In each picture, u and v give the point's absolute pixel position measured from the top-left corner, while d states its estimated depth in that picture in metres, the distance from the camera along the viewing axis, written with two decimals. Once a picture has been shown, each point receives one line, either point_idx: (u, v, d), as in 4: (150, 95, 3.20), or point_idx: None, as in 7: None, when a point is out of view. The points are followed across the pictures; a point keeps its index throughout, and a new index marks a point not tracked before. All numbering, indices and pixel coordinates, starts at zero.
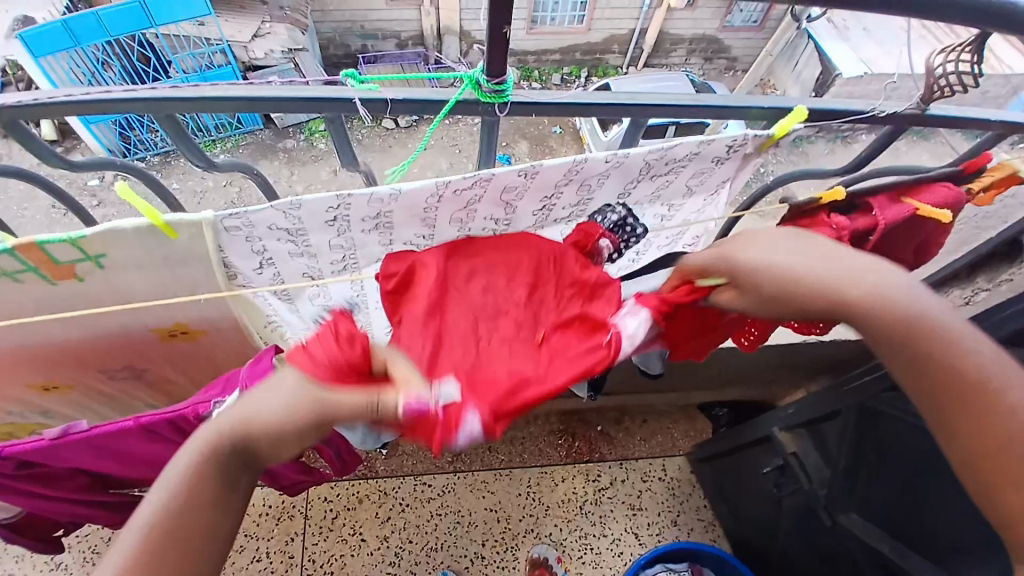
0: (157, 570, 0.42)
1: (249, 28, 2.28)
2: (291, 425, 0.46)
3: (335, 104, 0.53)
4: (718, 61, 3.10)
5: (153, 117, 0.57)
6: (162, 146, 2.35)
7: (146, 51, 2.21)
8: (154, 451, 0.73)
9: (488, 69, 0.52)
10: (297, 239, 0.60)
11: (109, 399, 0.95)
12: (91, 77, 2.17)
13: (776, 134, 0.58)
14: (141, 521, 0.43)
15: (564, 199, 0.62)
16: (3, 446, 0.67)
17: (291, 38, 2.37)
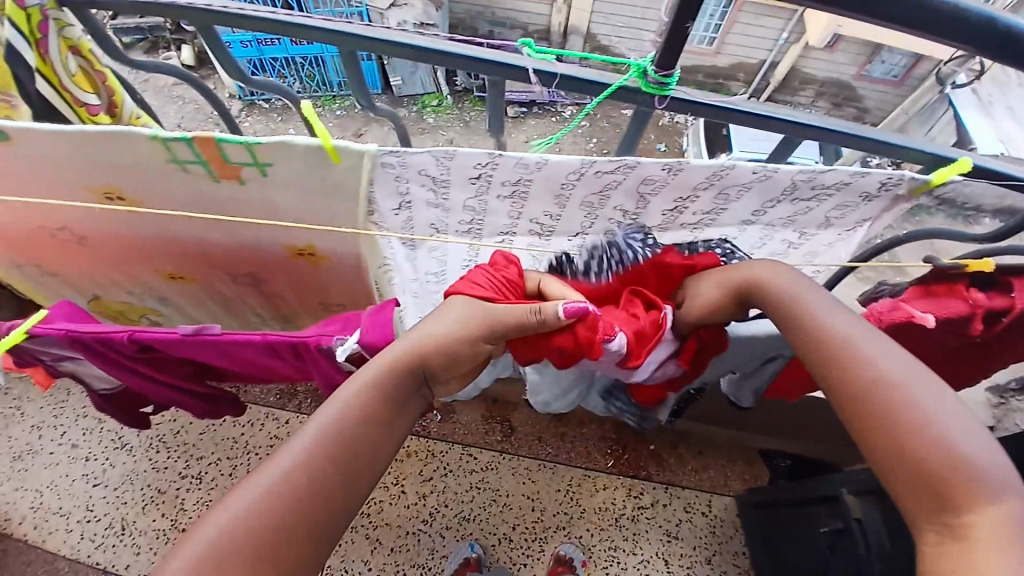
0: (314, 493, 0.48)
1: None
2: (465, 335, 0.61)
3: (504, 70, 0.57)
4: (847, 109, 2.95)
5: (342, 52, 0.63)
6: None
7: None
8: (265, 363, 0.80)
9: (658, 60, 0.53)
10: (438, 189, 0.64)
11: (223, 301, 1.04)
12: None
13: (933, 181, 0.55)
14: (294, 449, 0.49)
15: (697, 203, 0.63)
16: (141, 331, 0.75)
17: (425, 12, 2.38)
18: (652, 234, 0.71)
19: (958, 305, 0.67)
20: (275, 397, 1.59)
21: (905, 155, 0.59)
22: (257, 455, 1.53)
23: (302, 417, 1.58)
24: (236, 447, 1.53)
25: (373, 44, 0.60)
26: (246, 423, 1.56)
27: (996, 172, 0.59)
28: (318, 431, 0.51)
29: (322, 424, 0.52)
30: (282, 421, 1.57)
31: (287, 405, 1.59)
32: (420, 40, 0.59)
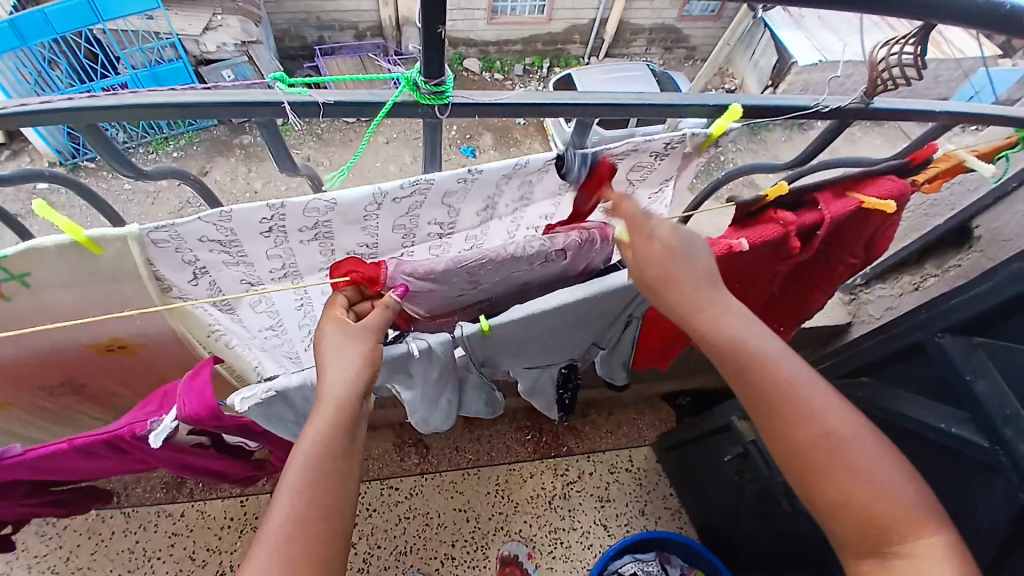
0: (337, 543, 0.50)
1: (200, 21, 2.22)
2: (366, 371, 0.54)
3: (262, 109, 0.52)
4: (678, 50, 3.14)
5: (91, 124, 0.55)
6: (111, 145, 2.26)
7: (94, 47, 2.13)
8: (93, 462, 0.69)
9: (423, 70, 0.50)
10: (230, 250, 0.58)
11: (46, 421, 0.89)
12: (37, 77, 2.07)
13: (714, 134, 0.58)
14: (273, 531, 0.48)
15: (507, 198, 0.62)
16: None
17: (244, 30, 2.28)
18: (477, 235, 0.69)
19: (772, 229, 0.67)
20: (161, 492, 1.43)
21: (689, 110, 0.60)
22: (159, 560, 1.37)
23: (198, 504, 1.43)
24: (133, 557, 1.37)
25: (119, 111, 0.53)
26: (136, 529, 1.39)
27: (778, 108, 0.62)
28: (304, 463, 0.51)
29: (295, 478, 0.50)
30: (177, 516, 1.41)
31: (178, 496, 1.43)
32: (165, 95, 0.52)
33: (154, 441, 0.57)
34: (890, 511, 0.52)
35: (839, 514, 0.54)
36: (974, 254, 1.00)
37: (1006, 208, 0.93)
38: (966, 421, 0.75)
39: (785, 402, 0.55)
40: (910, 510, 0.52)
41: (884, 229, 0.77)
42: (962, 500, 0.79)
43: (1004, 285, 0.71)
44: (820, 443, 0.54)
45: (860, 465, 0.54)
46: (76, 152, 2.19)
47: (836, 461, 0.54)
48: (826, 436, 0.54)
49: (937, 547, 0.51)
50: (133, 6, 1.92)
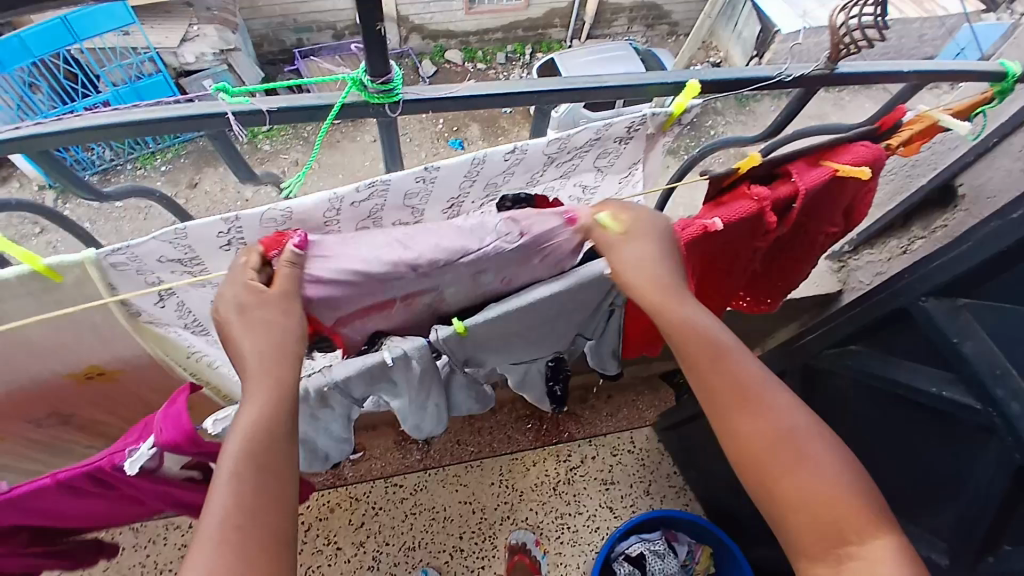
0: (287, 533, 0.48)
1: (178, 32, 2.20)
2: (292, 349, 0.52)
3: (210, 121, 0.51)
4: (661, 27, 3.10)
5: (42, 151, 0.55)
6: (99, 164, 2.23)
7: (72, 67, 2.10)
8: (84, 500, 0.70)
9: (370, 69, 0.49)
10: (192, 267, 0.57)
11: (37, 455, 0.88)
12: (20, 101, 2.02)
13: (674, 113, 0.57)
14: (209, 529, 0.45)
15: (472, 196, 0.61)
16: None
17: (221, 38, 2.27)
18: None
19: (746, 205, 0.66)
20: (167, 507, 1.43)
21: (647, 90, 0.58)
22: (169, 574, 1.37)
23: None
24: (144, 573, 1.37)
25: (66, 137, 0.52)
26: (144, 545, 1.39)
27: (740, 80, 0.61)
28: (240, 449, 0.48)
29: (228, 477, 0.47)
30: (185, 529, 1.42)
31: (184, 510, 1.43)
32: (110, 116, 0.51)
33: (132, 472, 0.57)
34: (836, 507, 0.54)
35: (790, 513, 0.55)
36: (960, 213, 0.99)
37: (988, 164, 0.91)
38: (956, 382, 0.74)
39: (737, 400, 0.57)
40: (850, 506, 0.54)
41: (860, 195, 0.77)
42: (956, 459, 0.78)
43: (985, 244, 0.70)
44: (774, 442, 0.56)
45: (810, 463, 0.56)
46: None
47: (782, 463, 0.56)
48: (773, 437, 0.56)
49: (886, 550, 0.53)
50: (106, 24, 1.90)
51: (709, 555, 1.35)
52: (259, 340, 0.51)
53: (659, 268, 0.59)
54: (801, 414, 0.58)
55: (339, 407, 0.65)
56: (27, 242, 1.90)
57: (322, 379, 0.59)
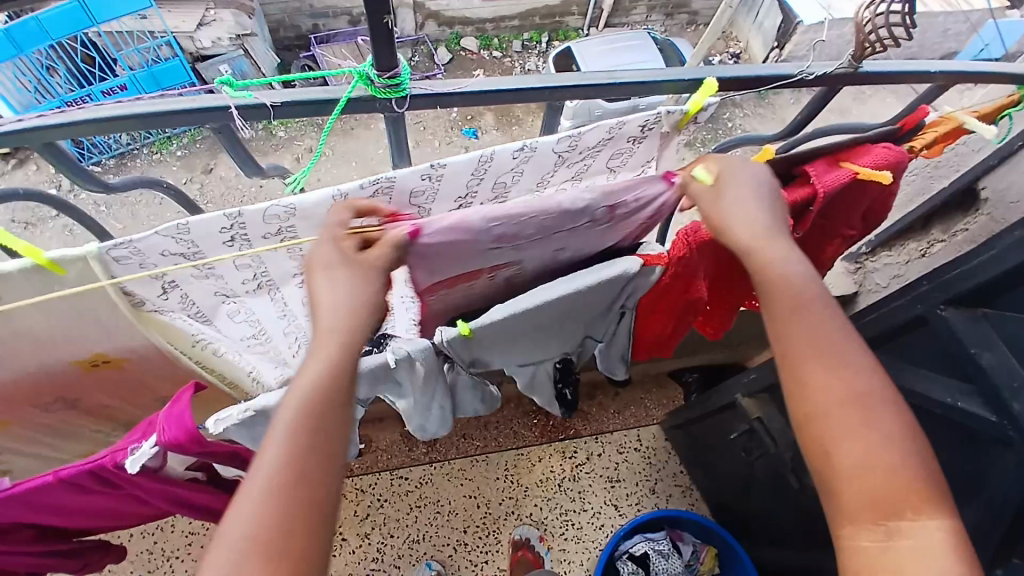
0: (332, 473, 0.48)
1: (195, 16, 2.19)
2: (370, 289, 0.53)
3: (212, 115, 0.50)
4: (680, 15, 3.04)
5: (49, 143, 0.54)
6: (115, 149, 2.24)
7: (90, 51, 2.10)
8: (87, 498, 0.70)
9: (376, 63, 0.48)
10: (194, 261, 0.57)
11: (47, 444, 0.88)
12: (37, 84, 2.10)
13: (690, 112, 0.54)
14: (270, 474, 0.46)
15: (480, 196, 0.60)
16: None
17: (238, 23, 2.24)
18: None
19: None
20: None
21: (663, 87, 0.56)
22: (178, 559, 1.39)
23: None
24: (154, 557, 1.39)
25: (72, 129, 0.51)
26: (154, 530, 1.41)
27: (760, 78, 0.59)
28: (313, 383, 0.49)
29: (285, 429, 0.48)
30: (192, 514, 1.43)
31: None
32: (113, 108, 0.50)
33: (132, 472, 0.57)
34: (899, 484, 0.50)
35: (850, 482, 0.51)
36: (983, 217, 0.96)
37: (1013, 168, 0.88)
38: (974, 395, 0.72)
39: (819, 354, 0.55)
40: (917, 485, 0.50)
41: (882, 200, 0.74)
42: (970, 472, 0.77)
43: (1008, 254, 0.68)
44: (850, 403, 0.53)
45: (881, 433, 0.52)
46: (83, 156, 2.22)
47: (851, 431, 0.52)
48: (856, 398, 0.53)
49: (941, 535, 0.49)
50: (126, 9, 1.90)
51: (713, 556, 1.34)
52: (344, 292, 0.51)
53: (760, 211, 0.58)
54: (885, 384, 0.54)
55: None
56: (46, 225, 1.92)
57: None
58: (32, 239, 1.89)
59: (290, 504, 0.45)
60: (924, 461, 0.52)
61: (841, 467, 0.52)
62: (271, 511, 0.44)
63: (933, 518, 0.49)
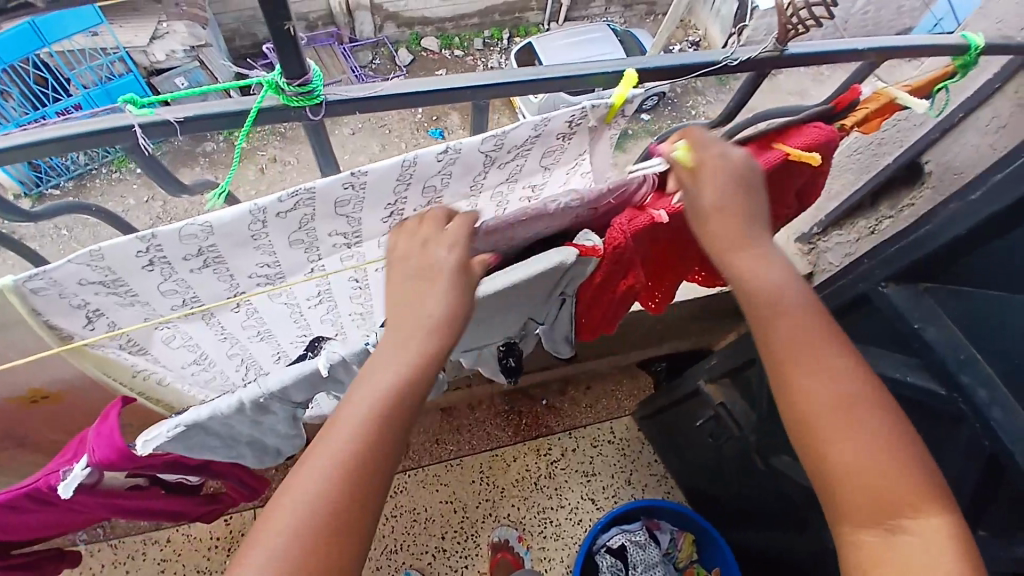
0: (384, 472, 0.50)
1: (146, 30, 2.13)
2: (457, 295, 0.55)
3: (118, 134, 0.48)
4: (639, 6, 3.05)
5: None
6: (73, 170, 2.16)
7: (42, 72, 2.02)
8: (25, 517, 0.67)
9: (285, 72, 0.46)
10: (117, 289, 0.55)
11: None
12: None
13: (615, 104, 0.54)
14: (337, 443, 0.48)
15: (411, 203, 0.58)
16: None
17: (191, 34, 2.16)
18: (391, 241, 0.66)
19: None
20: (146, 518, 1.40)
21: (588, 81, 0.56)
22: None
23: (182, 526, 1.41)
24: None
25: None
26: (123, 559, 1.37)
27: (685, 66, 0.59)
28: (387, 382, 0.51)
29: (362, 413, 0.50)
30: (163, 542, 1.39)
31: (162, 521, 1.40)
32: (15, 136, 0.48)
33: (65, 494, 0.54)
34: (896, 488, 0.51)
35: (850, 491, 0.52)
36: (927, 191, 0.97)
37: (954, 141, 0.89)
38: (921, 368, 0.73)
39: (798, 372, 0.55)
40: (918, 488, 0.51)
41: (815, 177, 0.75)
42: (924, 444, 0.78)
43: (944, 227, 0.69)
44: (833, 410, 0.53)
45: (871, 437, 0.52)
46: (38, 180, 2.13)
47: (846, 441, 0.52)
48: (837, 405, 0.53)
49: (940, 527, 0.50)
50: (75, 27, 1.80)
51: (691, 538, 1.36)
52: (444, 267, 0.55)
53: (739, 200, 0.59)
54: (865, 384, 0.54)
55: (281, 411, 0.62)
56: (3, 254, 1.85)
57: (255, 391, 0.55)
58: None
59: (349, 492, 0.48)
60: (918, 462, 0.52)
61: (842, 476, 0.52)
62: (308, 498, 0.46)
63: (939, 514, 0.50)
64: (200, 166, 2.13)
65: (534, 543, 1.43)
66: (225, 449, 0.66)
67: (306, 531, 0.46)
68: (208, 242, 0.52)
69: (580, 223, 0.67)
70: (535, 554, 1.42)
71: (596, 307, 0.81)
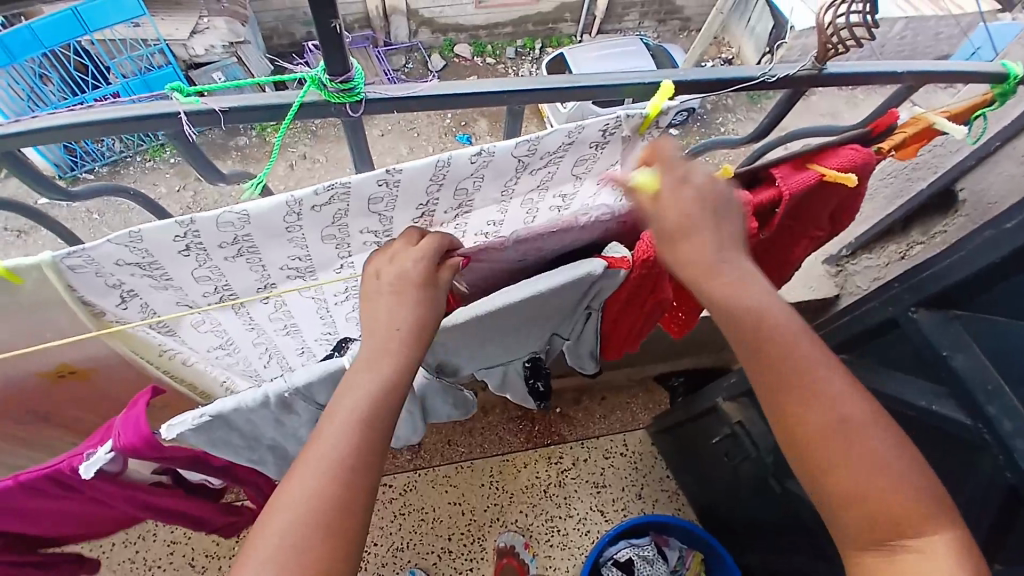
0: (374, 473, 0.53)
1: (188, 24, 2.20)
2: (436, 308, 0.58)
3: (165, 120, 0.50)
4: (672, 22, 3.05)
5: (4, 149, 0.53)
6: (109, 156, 2.22)
7: (83, 59, 2.09)
8: (51, 502, 0.68)
9: (328, 69, 0.48)
10: (153, 271, 0.56)
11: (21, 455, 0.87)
12: (31, 93, 2.04)
13: (649, 115, 0.54)
14: (327, 451, 0.51)
15: (441, 203, 0.59)
16: None
17: (231, 30, 2.25)
18: None
19: None
20: None
21: (622, 92, 0.56)
22: (159, 568, 1.38)
23: None
24: (134, 567, 1.38)
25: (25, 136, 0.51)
26: (135, 539, 1.40)
27: (722, 82, 0.59)
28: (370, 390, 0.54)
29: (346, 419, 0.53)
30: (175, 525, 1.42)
31: None
32: (65, 115, 0.49)
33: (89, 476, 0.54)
34: (899, 504, 0.52)
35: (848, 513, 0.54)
36: (960, 219, 0.96)
37: (990, 169, 0.88)
38: (946, 397, 0.71)
39: (800, 394, 0.55)
40: (913, 506, 0.53)
41: (847, 198, 0.74)
42: (944, 476, 0.76)
43: (976, 255, 0.68)
44: (832, 432, 0.54)
45: (871, 455, 0.53)
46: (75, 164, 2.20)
47: (842, 460, 0.54)
48: (830, 428, 0.54)
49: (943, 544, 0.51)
50: (117, 16, 1.89)
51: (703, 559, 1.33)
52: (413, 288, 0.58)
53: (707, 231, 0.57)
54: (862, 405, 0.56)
55: (303, 411, 0.63)
56: (39, 234, 1.91)
57: (280, 386, 0.56)
58: (25, 249, 1.88)
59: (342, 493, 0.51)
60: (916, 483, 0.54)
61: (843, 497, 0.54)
62: (305, 501, 0.49)
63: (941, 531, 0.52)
64: (232, 159, 2.17)
65: (540, 550, 1.42)
66: (246, 451, 0.68)
67: (313, 529, 0.49)
68: (243, 230, 0.53)
69: (607, 233, 0.67)
70: (541, 562, 1.41)
71: (623, 322, 0.82)
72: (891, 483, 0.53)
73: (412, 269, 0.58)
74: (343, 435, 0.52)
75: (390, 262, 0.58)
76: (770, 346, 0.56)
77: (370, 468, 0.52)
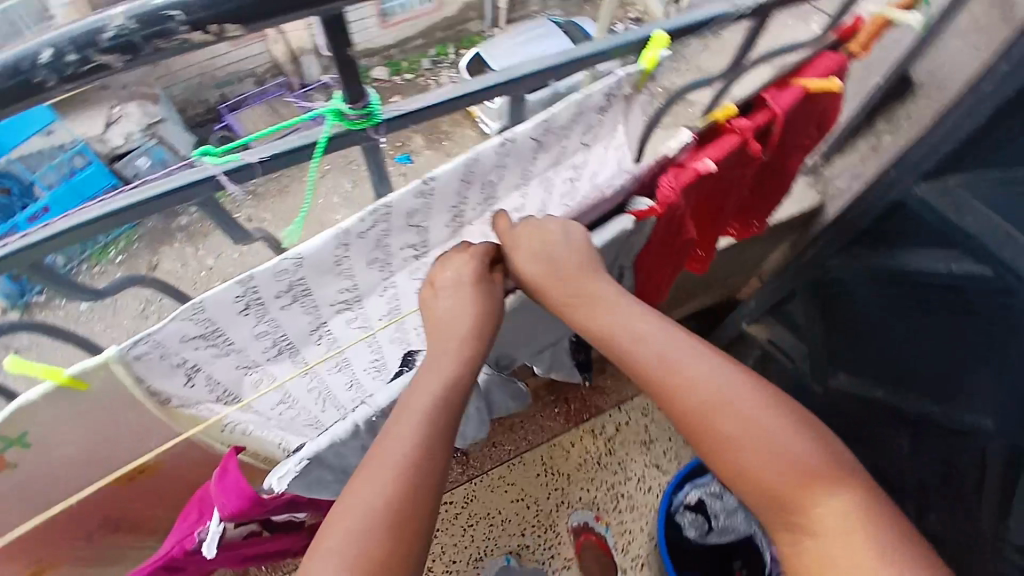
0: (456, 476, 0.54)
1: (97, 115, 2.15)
2: (486, 307, 0.61)
3: (199, 188, 0.51)
4: None
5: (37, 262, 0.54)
6: None
7: None
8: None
9: (347, 96, 0.49)
10: (215, 340, 0.57)
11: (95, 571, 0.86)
12: None
13: (647, 68, 0.57)
14: (393, 460, 0.51)
15: (470, 200, 0.61)
16: None
17: None
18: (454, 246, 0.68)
19: (732, 140, 0.67)
20: None
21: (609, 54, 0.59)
22: None
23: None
24: None
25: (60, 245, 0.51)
26: None
27: (700, 24, 0.62)
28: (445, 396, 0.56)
29: (424, 422, 0.54)
30: None
31: None
32: (94, 211, 0.50)
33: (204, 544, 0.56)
34: (780, 475, 0.53)
35: (740, 493, 0.55)
36: (919, 100, 1.02)
37: (937, 46, 0.94)
38: (964, 256, 0.80)
39: (664, 390, 0.58)
40: (794, 474, 0.53)
41: (832, 104, 0.78)
42: (982, 333, 0.82)
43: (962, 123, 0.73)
44: (702, 415, 0.56)
45: (741, 434, 0.55)
46: None
47: (711, 443, 0.56)
48: (699, 413, 0.56)
49: (833, 511, 0.51)
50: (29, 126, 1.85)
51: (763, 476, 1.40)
52: (465, 296, 0.60)
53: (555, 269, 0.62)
54: (733, 374, 0.58)
55: None
56: None
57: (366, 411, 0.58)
58: None
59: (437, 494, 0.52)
60: (796, 439, 0.54)
61: (734, 481, 0.55)
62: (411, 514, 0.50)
63: (836, 494, 0.51)
64: None
65: (612, 519, 1.46)
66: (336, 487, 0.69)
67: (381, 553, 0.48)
68: (296, 274, 0.54)
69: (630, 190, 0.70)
70: (615, 530, 1.45)
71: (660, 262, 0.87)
72: (766, 461, 0.53)
73: (461, 273, 0.60)
74: (410, 435, 0.53)
75: (443, 269, 0.61)
76: (622, 351, 0.61)
77: (433, 472, 0.52)
